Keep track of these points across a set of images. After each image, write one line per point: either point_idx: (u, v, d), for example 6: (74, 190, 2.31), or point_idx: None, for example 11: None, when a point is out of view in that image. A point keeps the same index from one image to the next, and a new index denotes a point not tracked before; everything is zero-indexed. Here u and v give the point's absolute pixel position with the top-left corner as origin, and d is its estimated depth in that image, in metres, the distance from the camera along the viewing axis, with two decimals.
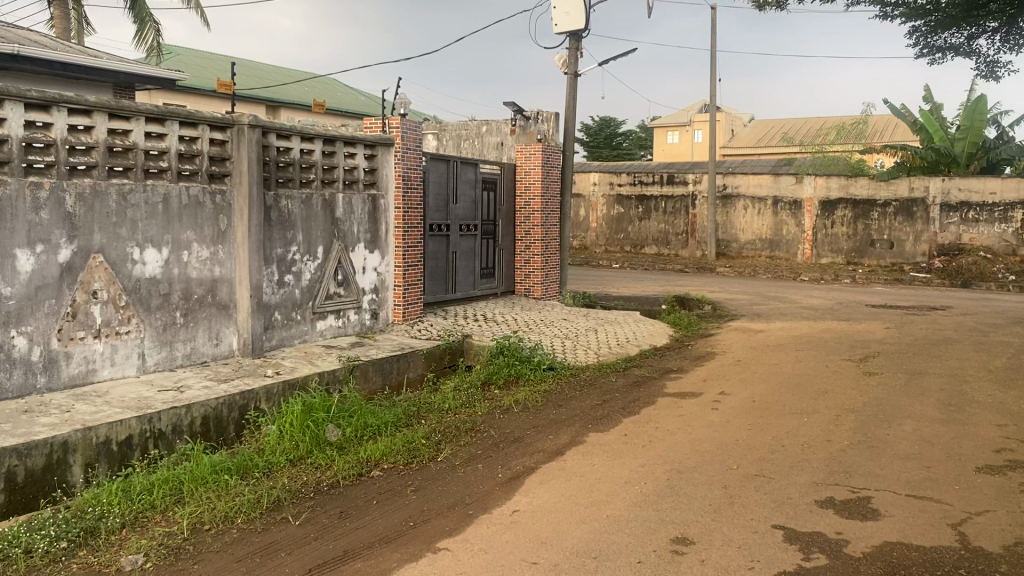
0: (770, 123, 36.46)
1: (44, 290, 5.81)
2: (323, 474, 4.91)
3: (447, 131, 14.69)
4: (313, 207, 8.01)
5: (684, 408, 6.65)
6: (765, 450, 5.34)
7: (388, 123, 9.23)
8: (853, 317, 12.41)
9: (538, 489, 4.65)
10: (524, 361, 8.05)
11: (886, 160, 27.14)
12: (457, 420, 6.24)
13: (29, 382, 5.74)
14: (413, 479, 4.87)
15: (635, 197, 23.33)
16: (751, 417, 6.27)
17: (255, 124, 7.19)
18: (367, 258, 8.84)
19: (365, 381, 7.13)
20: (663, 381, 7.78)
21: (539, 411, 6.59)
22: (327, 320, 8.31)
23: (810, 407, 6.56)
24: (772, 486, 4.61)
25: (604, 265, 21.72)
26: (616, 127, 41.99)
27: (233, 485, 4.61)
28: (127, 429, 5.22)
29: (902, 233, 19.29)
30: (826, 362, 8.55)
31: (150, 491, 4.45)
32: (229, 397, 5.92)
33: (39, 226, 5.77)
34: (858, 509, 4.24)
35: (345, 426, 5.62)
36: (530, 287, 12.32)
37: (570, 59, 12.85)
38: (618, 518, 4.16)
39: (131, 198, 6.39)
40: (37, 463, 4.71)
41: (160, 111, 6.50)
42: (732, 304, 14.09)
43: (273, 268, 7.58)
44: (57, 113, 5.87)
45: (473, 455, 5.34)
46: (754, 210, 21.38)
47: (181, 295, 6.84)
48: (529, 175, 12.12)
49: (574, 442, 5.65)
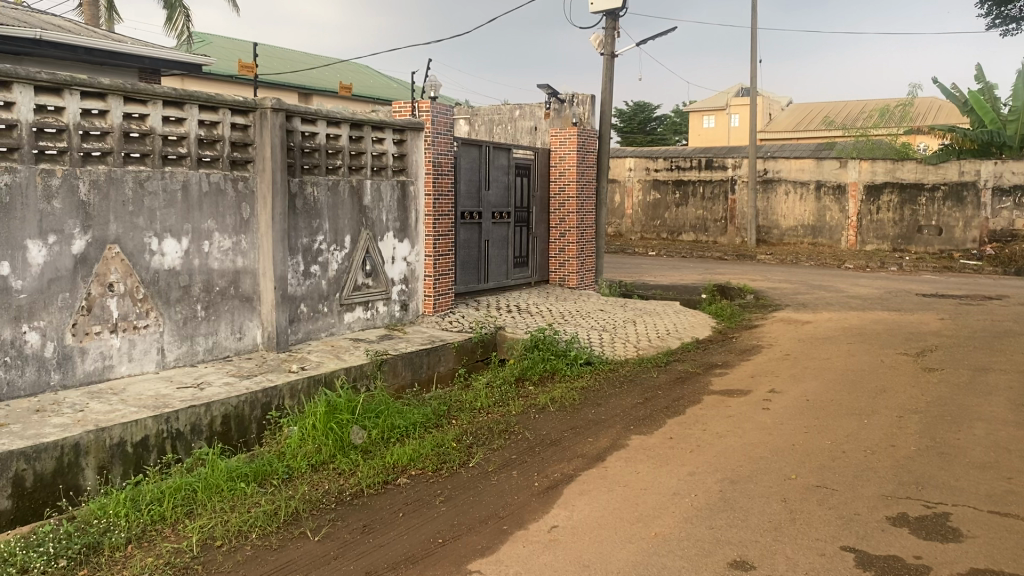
0: (810, 106, 35.56)
1: (57, 283, 5.54)
2: (346, 482, 4.57)
3: (479, 116, 14.33)
4: (340, 194, 7.67)
5: (733, 407, 6.23)
6: (824, 457, 4.91)
7: (417, 106, 8.86)
8: (905, 306, 11.85)
9: (578, 501, 4.27)
10: (560, 355, 7.67)
11: (931, 143, 26.32)
12: (490, 420, 5.87)
13: (42, 379, 5.47)
14: (443, 487, 4.51)
15: (672, 182, 22.81)
16: (806, 418, 5.83)
17: (278, 108, 6.85)
18: (396, 247, 8.50)
19: (394, 376, 6.80)
20: (708, 377, 7.37)
21: (576, 411, 6.19)
22: (355, 312, 7.99)
23: (870, 406, 6.11)
24: (837, 500, 4.19)
25: (640, 252, 21.25)
26: (651, 111, 41.29)
27: (251, 495, 4.29)
28: (142, 430, 4.92)
29: (951, 218, 18.61)
30: (881, 356, 8.05)
31: (161, 500, 4.15)
32: (250, 394, 5.61)
33: (51, 215, 5.49)
34: (936, 529, 3.81)
35: (372, 428, 5.28)
36: (565, 275, 11.91)
37: (607, 39, 12.39)
38: (668, 537, 3.78)
39: (148, 186, 6.08)
40: (47, 466, 4.43)
41: (179, 95, 6.18)
42: (776, 292, 13.59)
43: (299, 258, 7.26)
44: (69, 96, 5.56)
45: (507, 461, 4.96)
46: (796, 195, 20.74)
47: (202, 287, 6.54)
48: (565, 160, 11.71)
49: (615, 446, 5.26)
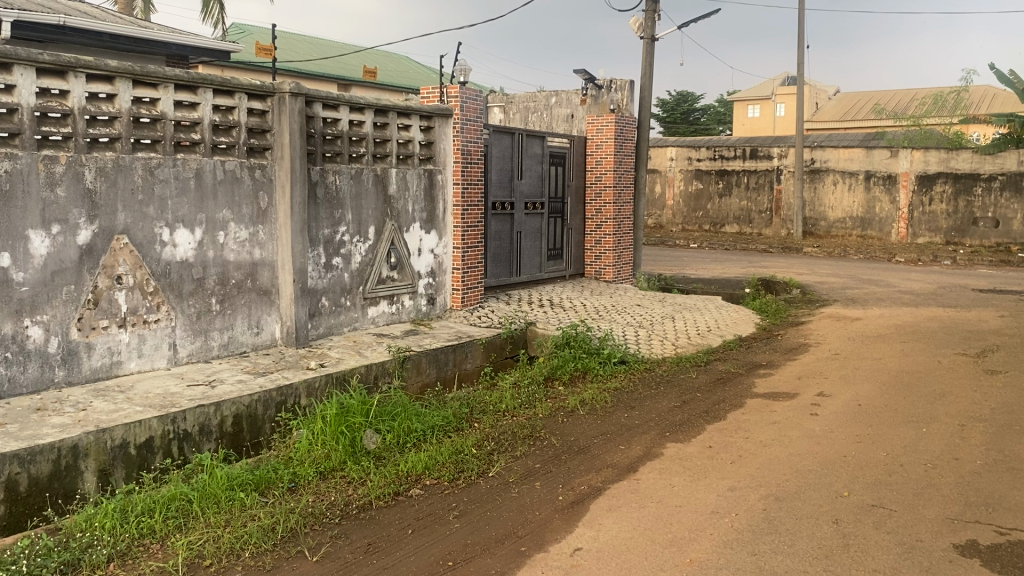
0: (858, 95, 34.51)
1: (61, 275, 5.27)
2: (354, 493, 4.22)
3: (515, 104, 13.97)
4: (364, 182, 7.33)
5: (778, 413, 5.78)
6: (880, 471, 4.45)
7: (446, 92, 8.47)
8: (963, 302, 11.22)
9: (606, 519, 3.88)
10: (593, 353, 7.26)
11: (985, 132, 25.28)
12: (515, 424, 5.49)
13: (46, 376, 5.21)
14: (458, 500, 4.15)
15: (715, 172, 22.22)
16: (859, 425, 5.36)
17: (298, 92, 6.50)
18: (423, 239, 8.15)
19: (417, 374, 6.46)
20: (752, 378, 6.92)
21: (607, 415, 5.78)
22: (379, 307, 7.66)
23: (929, 413, 5.60)
24: (896, 522, 3.74)
25: (681, 244, 20.70)
26: (694, 101, 40.53)
27: (250, 507, 3.97)
28: (147, 431, 4.62)
29: (1009, 210, 17.85)
30: (938, 357, 7.50)
31: (153, 511, 3.83)
32: (264, 393, 5.30)
33: (55, 204, 5.21)
34: (1012, 560, 3.35)
35: (386, 431, 4.93)
36: (601, 269, 11.48)
37: (646, 22, 11.91)
38: (704, 564, 3.36)
39: (158, 173, 5.78)
40: (42, 470, 4.14)
41: (191, 78, 5.87)
42: (824, 287, 13.02)
43: (320, 250, 6.94)
44: (74, 79, 5.27)
45: (530, 471, 4.58)
46: (845, 186, 19.97)
47: (217, 280, 6.24)
48: (601, 148, 11.26)
49: (649, 455, 4.85)
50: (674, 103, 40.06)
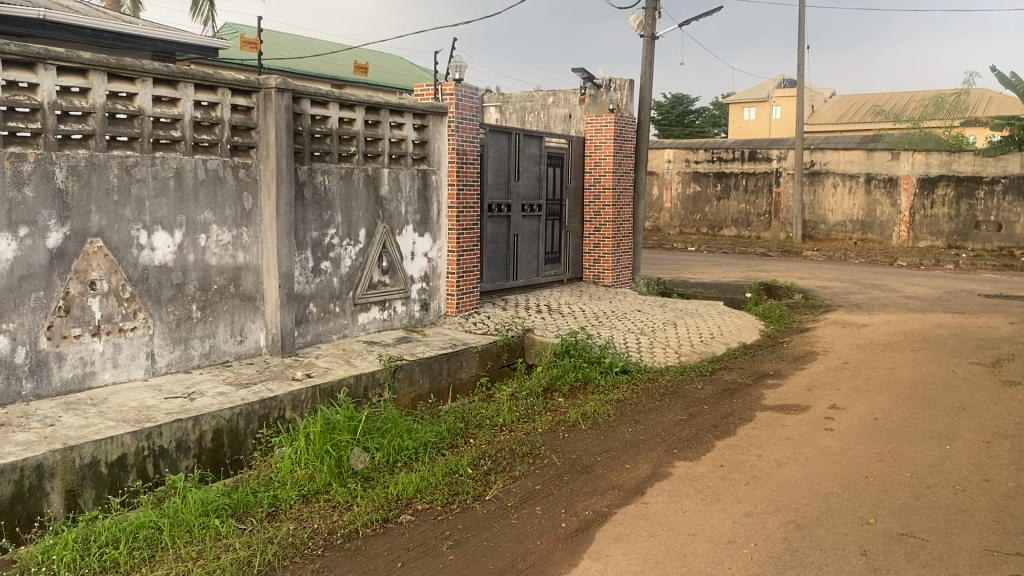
0: (855, 97, 34.31)
1: (29, 281, 4.92)
2: (339, 520, 3.89)
3: (511, 103, 13.66)
4: (354, 183, 7.00)
5: (790, 428, 5.47)
6: (906, 494, 4.13)
7: (440, 89, 8.15)
8: (972, 308, 10.92)
9: (615, 551, 3.56)
10: (593, 362, 6.94)
11: (984, 134, 25.07)
12: (512, 440, 5.16)
13: (12, 389, 4.86)
14: (452, 528, 3.83)
15: (713, 174, 21.94)
16: (879, 442, 5.05)
17: (284, 88, 6.19)
18: (416, 242, 7.82)
19: (410, 385, 6.13)
20: (760, 389, 6.61)
21: (610, 430, 5.46)
22: (370, 313, 7.33)
23: (950, 429, 5.30)
24: (930, 554, 3.43)
25: (679, 248, 20.42)
26: (690, 103, 40.24)
27: (225, 537, 3.65)
28: (119, 448, 4.28)
29: (1011, 214, 17.58)
30: (953, 366, 7.20)
31: (119, 542, 3.50)
32: (246, 406, 4.96)
33: (23, 205, 4.87)
34: None
35: (376, 450, 4.59)
36: (600, 273, 11.16)
37: (647, 20, 11.60)
38: None
39: (136, 173, 5.44)
40: (3, 492, 3.80)
41: (171, 71, 5.53)
42: (826, 291, 12.73)
43: (308, 254, 6.61)
44: (43, 71, 4.93)
45: (529, 494, 4.25)
46: (845, 188, 19.72)
47: (198, 285, 5.90)
48: (600, 149, 10.95)
49: (656, 475, 4.53)
50: (670, 105, 39.79)
